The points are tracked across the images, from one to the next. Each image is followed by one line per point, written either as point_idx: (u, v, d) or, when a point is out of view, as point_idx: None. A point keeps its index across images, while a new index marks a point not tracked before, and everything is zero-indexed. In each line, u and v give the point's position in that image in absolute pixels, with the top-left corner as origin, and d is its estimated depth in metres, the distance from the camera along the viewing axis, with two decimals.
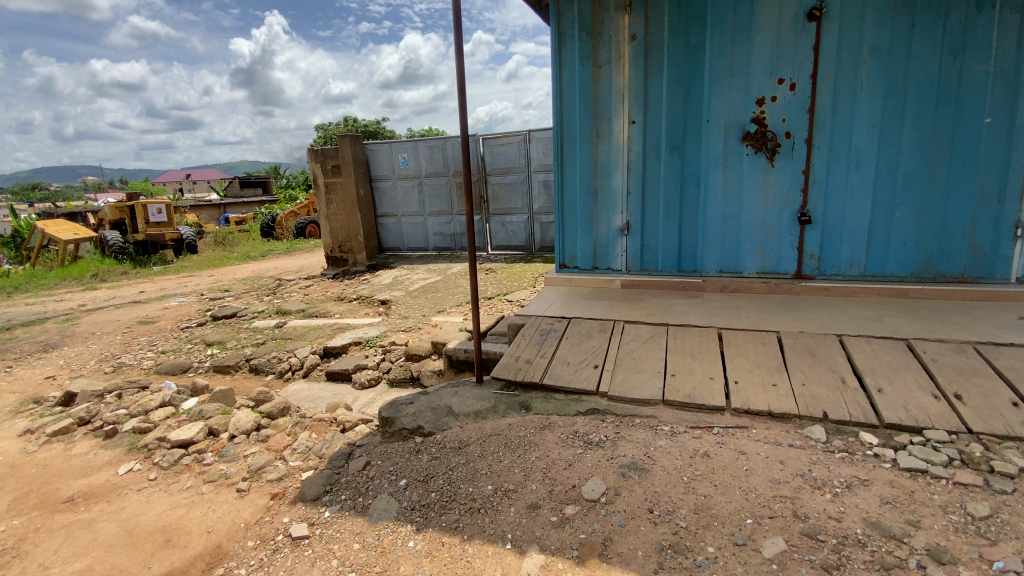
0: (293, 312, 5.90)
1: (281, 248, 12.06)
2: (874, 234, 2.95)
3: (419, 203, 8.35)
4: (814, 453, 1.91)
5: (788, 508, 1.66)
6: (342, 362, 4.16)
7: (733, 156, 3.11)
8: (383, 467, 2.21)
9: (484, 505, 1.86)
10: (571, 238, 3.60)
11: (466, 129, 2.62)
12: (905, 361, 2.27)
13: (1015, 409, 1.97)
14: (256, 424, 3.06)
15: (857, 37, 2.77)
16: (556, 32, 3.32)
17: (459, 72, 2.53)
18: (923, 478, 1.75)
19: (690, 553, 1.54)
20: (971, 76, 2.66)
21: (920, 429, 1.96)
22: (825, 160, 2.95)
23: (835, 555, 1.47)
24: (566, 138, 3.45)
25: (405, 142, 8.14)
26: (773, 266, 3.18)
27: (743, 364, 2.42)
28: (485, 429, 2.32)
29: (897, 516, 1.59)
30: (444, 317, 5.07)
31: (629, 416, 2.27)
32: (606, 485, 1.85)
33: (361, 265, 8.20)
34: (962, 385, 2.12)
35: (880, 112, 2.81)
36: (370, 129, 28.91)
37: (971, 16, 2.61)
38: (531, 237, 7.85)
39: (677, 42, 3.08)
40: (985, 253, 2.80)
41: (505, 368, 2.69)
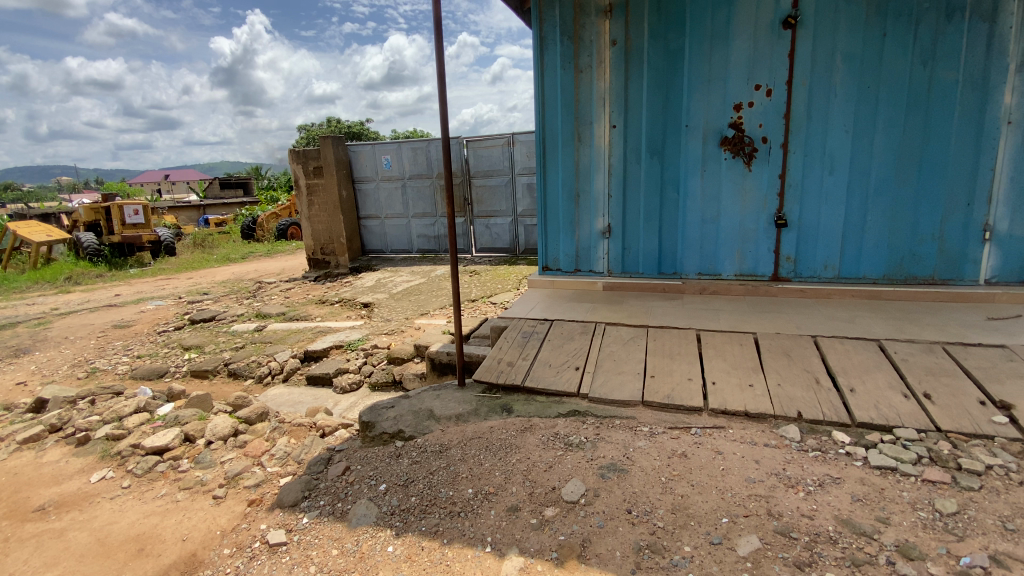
0: (274, 315, 5.82)
1: (262, 250, 11.89)
2: (848, 237, 3.02)
3: (403, 205, 8.31)
4: (788, 452, 1.95)
5: (763, 507, 1.69)
6: (323, 366, 4.12)
7: (712, 160, 3.16)
8: (363, 472, 2.19)
9: (464, 508, 1.86)
10: (554, 241, 3.63)
11: (447, 131, 2.61)
12: (876, 361, 2.33)
13: (981, 408, 2.03)
14: (233, 429, 3.02)
15: (831, 44, 2.84)
16: (538, 36, 3.35)
17: (439, 74, 2.52)
18: (893, 476, 1.80)
19: (667, 553, 1.56)
20: (940, 83, 2.74)
21: (891, 428, 2.01)
22: (800, 165, 3.01)
23: (807, 552, 1.51)
24: (548, 141, 3.48)
25: (388, 144, 8.09)
26: (751, 269, 3.23)
27: (721, 365, 2.46)
28: (466, 432, 2.32)
29: (867, 513, 1.63)
30: (426, 320, 5.06)
31: (609, 417, 2.29)
32: (585, 487, 1.86)
33: (344, 267, 8.13)
34: (931, 384, 2.18)
35: (853, 118, 2.88)
36: (353, 130, 28.67)
37: (941, 25, 2.69)
38: (515, 240, 7.87)
39: (656, 47, 3.12)
40: (954, 256, 2.88)
41: (488, 371, 2.69)
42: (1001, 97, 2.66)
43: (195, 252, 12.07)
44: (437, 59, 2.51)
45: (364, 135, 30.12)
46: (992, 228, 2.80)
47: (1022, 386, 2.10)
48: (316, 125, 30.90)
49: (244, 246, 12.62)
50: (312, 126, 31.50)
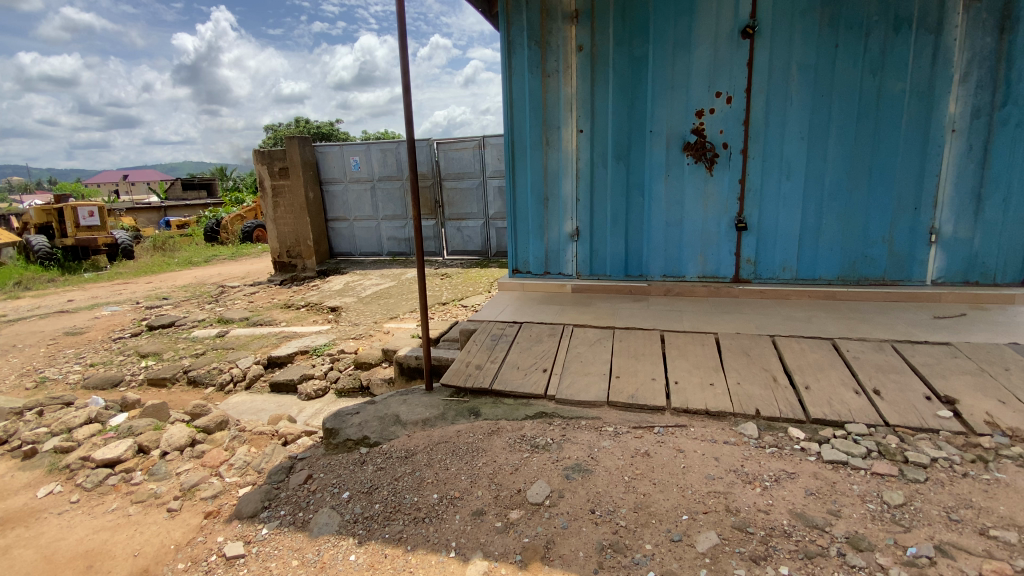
0: (237, 320, 5.65)
1: (227, 253, 11.54)
2: (805, 240, 3.14)
3: (373, 207, 8.20)
4: (746, 449, 2.01)
5: (721, 503, 1.73)
6: (288, 372, 4.02)
7: (675, 165, 3.23)
8: (326, 480, 2.15)
9: (428, 514, 1.84)
10: (524, 244, 3.64)
11: (412, 133, 2.58)
12: (830, 360, 2.42)
13: (927, 403, 2.13)
14: (190, 439, 2.92)
15: (787, 54, 2.95)
16: (505, 40, 3.36)
17: (404, 76, 2.49)
18: (844, 469, 1.87)
19: (628, 551, 1.58)
20: (889, 93, 2.87)
21: (843, 423, 2.08)
22: (759, 170, 3.11)
23: (763, 546, 1.55)
24: (516, 144, 3.49)
25: (357, 145, 7.97)
26: (713, 271, 3.32)
27: (683, 365, 2.51)
28: (433, 437, 2.30)
29: (819, 507, 1.68)
30: (396, 324, 5.00)
31: (575, 418, 2.31)
32: (550, 488, 1.87)
33: (311, 271, 7.96)
34: (880, 380, 2.28)
35: (808, 125, 2.99)
36: (322, 131, 28.16)
37: (889, 37, 2.82)
38: (487, 243, 7.87)
39: (621, 54, 3.18)
40: (903, 258, 3.03)
41: (455, 375, 2.68)
42: (945, 106, 2.82)
43: (154, 256, 11.62)
44: (402, 60, 2.48)
45: (334, 136, 29.60)
46: (938, 231, 2.95)
47: (963, 381, 2.22)
48: (284, 125, 30.22)
49: (207, 249, 12.21)
50: (279, 127, 30.77)
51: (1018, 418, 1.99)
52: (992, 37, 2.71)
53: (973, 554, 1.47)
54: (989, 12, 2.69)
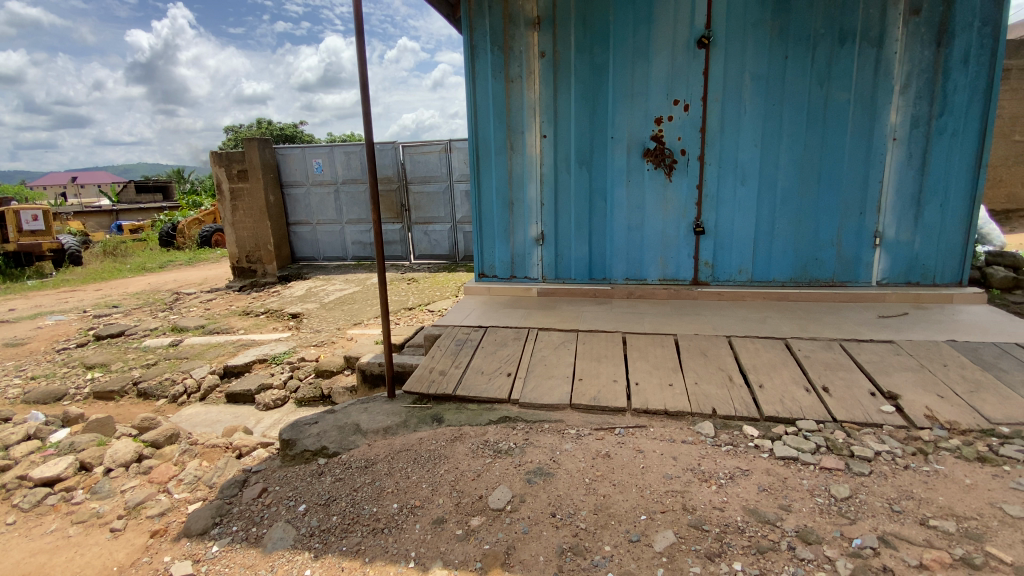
0: (192, 329, 5.43)
1: (183, 258, 11.09)
2: (759, 243, 3.25)
3: (337, 211, 8.05)
4: (703, 448, 2.05)
5: (679, 502, 1.76)
6: (245, 382, 3.89)
7: (636, 171, 3.29)
8: (282, 493, 2.08)
9: (388, 525, 1.80)
10: (489, 248, 3.64)
11: (371, 135, 2.51)
12: (783, 359, 2.51)
13: (871, 399, 2.22)
14: (137, 455, 2.79)
15: (740, 65, 3.05)
16: (468, 44, 3.36)
17: (362, 78, 2.44)
18: (795, 465, 1.93)
19: (588, 554, 1.59)
20: (835, 103, 3.00)
21: (794, 420, 2.15)
22: (716, 176, 3.20)
23: (718, 543, 1.59)
24: (480, 149, 3.49)
25: (320, 148, 7.81)
26: (673, 274, 3.40)
27: (644, 367, 2.56)
28: (394, 445, 2.26)
29: (771, 502, 1.74)
30: (360, 330, 4.91)
31: (538, 421, 2.31)
32: (512, 493, 1.87)
33: (272, 276, 7.72)
34: (829, 378, 2.37)
35: (761, 133, 3.10)
36: (285, 133, 27.48)
37: (835, 49, 2.95)
38: (454, 247, 7.83)
39: (583, 61, 3.22)
40: (850, 260, 3.17)
41: (418, 381, 2.63)
42: (887, 116, 2.97)
43: (104, 262, 11.07)
44: (360, 62, 2.43)
45: (297, 138, 28.91)
46: (882, 235, 3.11)
47: (905, 377, 2.33)
48: (245, 126, 29.34)
49: (161, 255, 11.71)
50: (240, 128, 29.82)
51: (954, 411, 2.11)
52: (928, 51, 2.88)
53: (914, 544, 1.54)
54: (927, 27, 2.85)
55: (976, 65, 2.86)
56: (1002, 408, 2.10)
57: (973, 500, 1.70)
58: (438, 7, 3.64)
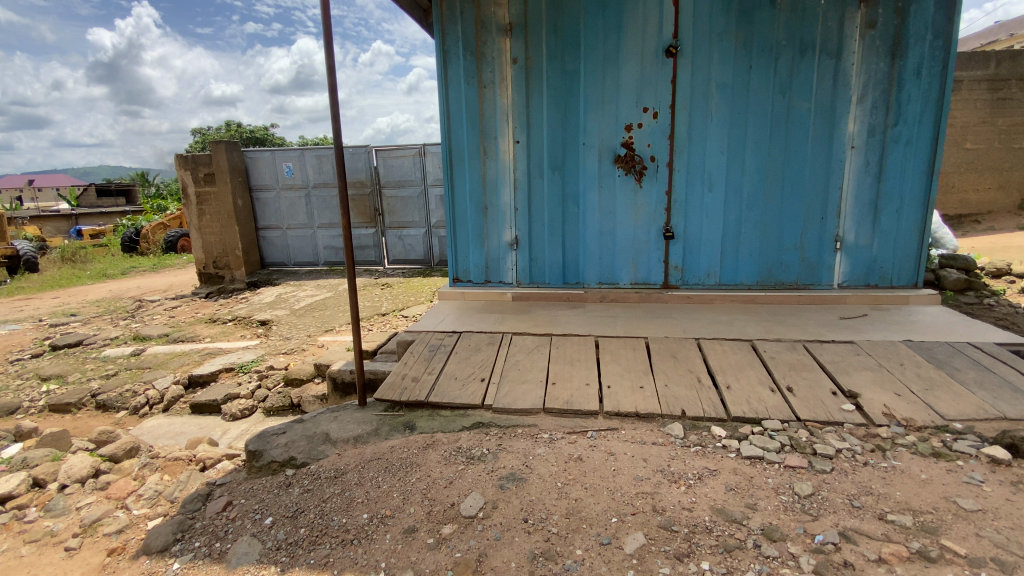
0: (156, 337, 5.25)
1: (147, 264, 10.71)
2: (726, 247, 3.33)
3: (308, 215, 7.91)
4: (673, 449, 2.08)
5: (649, 504, 1.79)
6: (210, 392, 3.77)
7: (607, 177, 3.34)
8: (247, 506, 2.02)
9: (357, 535, 1.77)
10: (463, 253, 3.63)
11: (339, 139, 2.47)
12: (749, 360, 2.57)
13: (833, 398, 2.30)
14: (94, 469, 2.68)
15: (706, 74, 3.13)
16: (440, 49, 3.35)
17: (331, 81, 2.40)
18: (761, 464, 1.98)
19: (560, 558, 1.59)
20: (797, 112, 3.10)
21: (760, 420, 2.20)
22: (684, 182, 3.27)
23: (687, 543, 1.61)
24: (454, 154, 3.48)
25: (290, 151, 7.67)
26: (645, 277, 3.46)
27: (616, 370, 2.59)
28: (365, 454, 2.23)
29: (738, 501, 1.77)
30: (331, 337, 4.83)
31: (511, 427, 2.30)
32: (484, 500, 1.86)
33: (240, 281, 7.61)
34: (794, 378, 2.44)
35: (727, 140, 3.18)
36: (256, 136, 26.87)
37: (796, 60, 3.06)
38: (429, 251, 7.78)
39: (555, 67, 3.26)
40: (813, 263, 3.27)
41: (391, 388, 2.59)
42: (846, 125, 3.09)
43: (62, 268, 10.62)
44: (328, 65, 2.39)
45: (268, 140, 28.29)
46: (842, 239, 3.22)
47: (865, 376, 2.42)
48: (213, 129, 28.60)
49: (123, 260, 11.28)
50: (208, 130, 29.03)
51: (910, 409, 2.19)
52: (884, 62, 3.00)
53: (873, 539, 1.59)
54: (882, 40, 2.98)
55: (928, 77, 3.00)
56: (954, 405, 2.20)
57: (928, 494, 1.77)
58: (411, 12, 3.63)
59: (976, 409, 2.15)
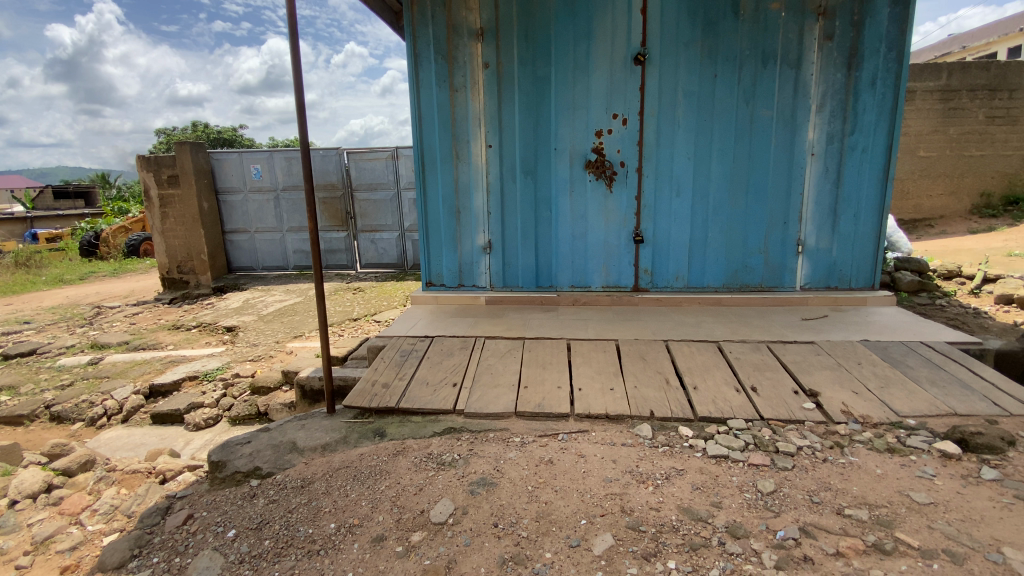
0: (115, 345, 5.05)
1: (107, 269, 10.31)
2: (694, 251, 3.40)
3: (277, 219, 7.74)
4: (641, 450, 2.12)
5: (617, 505, 1.81)
6: (172, 402, 3.65)
7: (579, 182, 3.38)
8: (209, 519, 1.95)
9: (324, 546, 1.74)
10: (436, 257, 3.62)
11: (306, 140, 2.42)
12: (716, 361, 2.64)
13: (795, 397, 2.37)
14: (47, 484, 2.55)
15: (674, 82, 3.20)
16: (412, 52, 3.33)
17: (296, 82, 2.35)
18: (726, 463, 2.02)
19: (529, 562, 1.59)
20: (760, 120, 3.20)
21: (725, 420, 2.25)
22: (653, 187, 3.34)
23: (654, 543, 1.64)
24: (426, 157, 3.46)
25: (259, 153, 7.51)
26: (616, 281, 3.51)
27: (587, 372, 2.61)
28: (333, 463, 2.19)
29: (704, 500, 1.81)
30: (300, 343, 4.73)
31: (483, 431, 2.29)
32: (454, 506, 1.85)
33: (205, 286, 7.39)
34: (758, 378, 2.51)
35: (694, 146, 3.26)
36: (224, 137, 26.20)
37: (759, 70, 3.16)
38: (403, 255, 7.71)
39: (526, 73, 3.28)
40: (776, 266, 3.38)
41: (359, 396, 2.55)
42: (806, 133, 3.20)
43: (14, 273, 10.13)
44: (294, 65, 2.34)
45: (236, 142, 27.61)
46: (804, 243, 3.33)
47: (825, 374, 2.50)
48: (179, 130, 27.77)
49: (81, 265, 10.83)
50: (173, 130, 28.14)
51: (867, 406, 2.28)
52: (841, 73, 3.13)
53: (832, 533, 1.64)
54: (839, 52, 3.11)
55: (882, 88, 3.13)
56: (908, 402, 2.30)
57: (884, 489, 1.84)
58: (382, 15, 3.61)
59: (928, 406, 2.25)
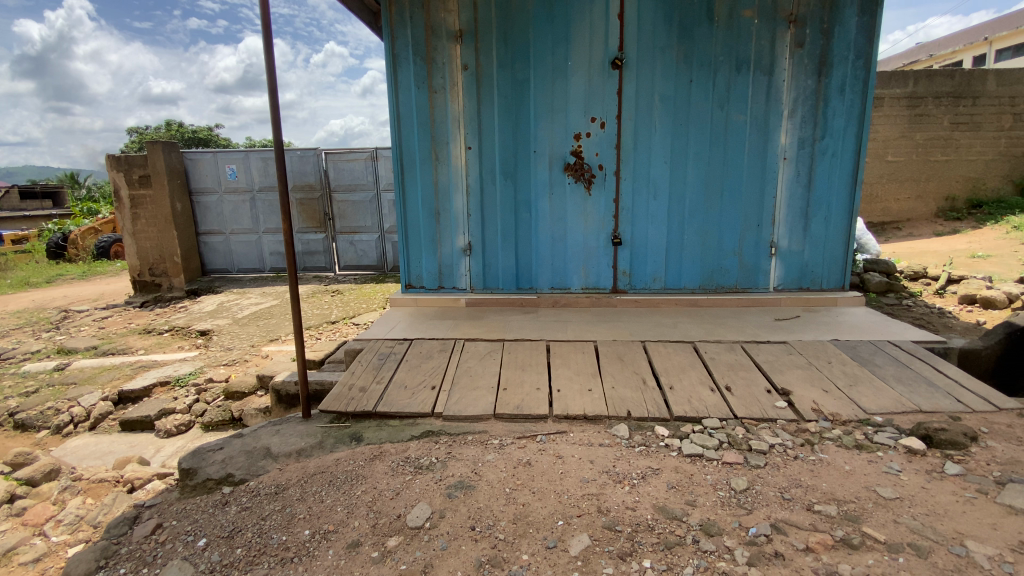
0: (82, 351, 4.89)
1: (76, 271, 9.98)
2: (671, 253, 3.45)
3: (253, 220, 7.60)
4: (618, 450, 2.14)
5: (594, 505, 1.82)
6: (142, 408, 3.55)
7: (558, 184, 3.40)
8: (179, 527, 1.90)
9: (298, 553, 1.71)
10: (416, 259, 3.59)
11: (281, 140, 2.38)
12: (691, 361, 2.68)
13: (767, 395, 2.42)
14: (8, 495, 2.46)
15: (650, 87, 3.24)
16: (390, 53, 3.31)
17: (270, 80, 2.30)
18: (700, 461, 2.06)
19: (506, 564, 1.60)
20: (734, 125, 3.27)
21: (700, 419, 2.29)
22: (631, 190, 3.38)
23: (629, 542, 1.65)
24: (405, 158, 3.44)
25: (234, 153, 7.37)
26: (595, 282, 3.53)
27: (565, 373, 2.63)
28: (308, 468, 2.16)
29: (679, 498, 1.84)
30: (276, 347, 4.65)
31: (461, 434, 2.29)
32: (431, 510, 1.84)
33: (178, 289, 7.23)
34: (732, 378, 2.55)
35: (670, 150, 3.31)
36: (199, 136, 25.64)
37: (733, 76, 3.22)
38: (382, 257, 7.65)
39: (505, 76, 3.29)
40: (750, 268, 3.45)
41: (336, 400, 2.52)
42: (778, 137, 3.27)
43: None
44: (268, 64, 2.29)
45: (212, 141, 27.04)
46: (777, 246, 3.41)
47: (796, 374, 2.56)
48: (152, 129, 27.11)
49: (47, 268, 10.45)
50: (145, 129, 27.42)
51: (837, 404, 2.34)
52: (812, 80, 3.21)
53: (802, 529, 1.68)
54: (809, 59, 3.19)
55: (851, 95, 3.23)
56: (875, 399, 2.37)
57: (852, 484, 1.89)
58: (360, 15, 3.58)
59: (894, 403, 2.32)
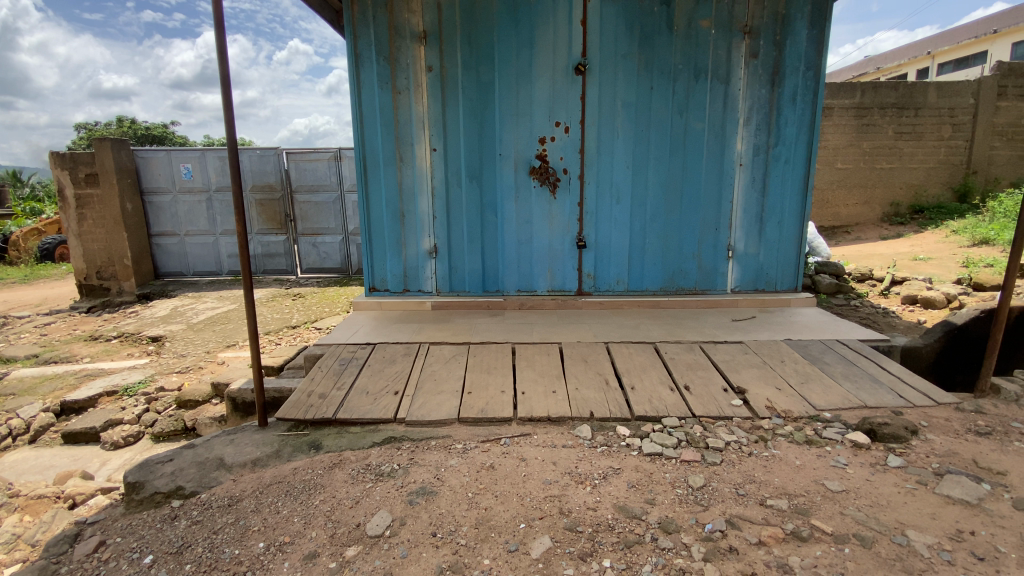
0: (21, 359, 4.60)
1: (16, 275, 9.40)
2: (634, 255, 3.52)
3: (210, 221, 7.34)
4: (581, 450, 2.16)
5: (556, 507, 1.83)
6: (87, 419, 3.37)
7: (523, 187, 3.42)
8: (124, 545, 1.81)
9: (251, 567, 1.65)
10: (380, 261, 3.54)
11: (234, 138, 2.27)
12: (652, 361, 2.74)
13: (724, 394, 2.50)
14: None
15: (613, 92, 3.30)
16: (352, 52, 3.26)
17: (223, 75, 2.19)
18: (659, 460, 2.10)
19: (467, 569, 1.59)
20: (693, 131, 3.36)
21: (660, 418, 2.34)
22: (595, 193, 3.43)
23: (590, 542, 1.67)
24: (368, 159, 3.39)
25: (189, 151, 7.09)
26: (561, 284, 3.57)
27: (530, 376, 2.64)
28: (264, 478, 2.10)
29: (638, 497, 1.87)
30: (234, 353, 4.49)
31: (425, 439, 2.26)
32: (392, 517, 1.81)
33: (129, 293, 6.90)
34: (690, 377, 2.62)
35: (633, 154, 3.37)
36: (153, 134, 24.59)
37: (692, 83, 3.31)
38: (347, 259, 7.50)
39: (469, 78, 3.28)
40: (709, 270, 3.55)
41: (295, 407, 2.45)
42: (734, 144, 3.39)
43: None
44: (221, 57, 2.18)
45: (168, 139, 26.00)
46: (734, 249, 3.52)
47: (751, 372, 2.65)
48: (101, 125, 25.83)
49: None
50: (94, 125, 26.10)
51: (789, 401, 2.43)
52: (765, 89, 3.34)
53: (755, 523, 1.74)
54: (763, 69, 3.31)
55: (801, 103, 3.37)
56: (825, 396, 2.47)
57: (802, 479, 1.97)
58: (322, 14, 3.51)
59: (842, 399, 2.43)
